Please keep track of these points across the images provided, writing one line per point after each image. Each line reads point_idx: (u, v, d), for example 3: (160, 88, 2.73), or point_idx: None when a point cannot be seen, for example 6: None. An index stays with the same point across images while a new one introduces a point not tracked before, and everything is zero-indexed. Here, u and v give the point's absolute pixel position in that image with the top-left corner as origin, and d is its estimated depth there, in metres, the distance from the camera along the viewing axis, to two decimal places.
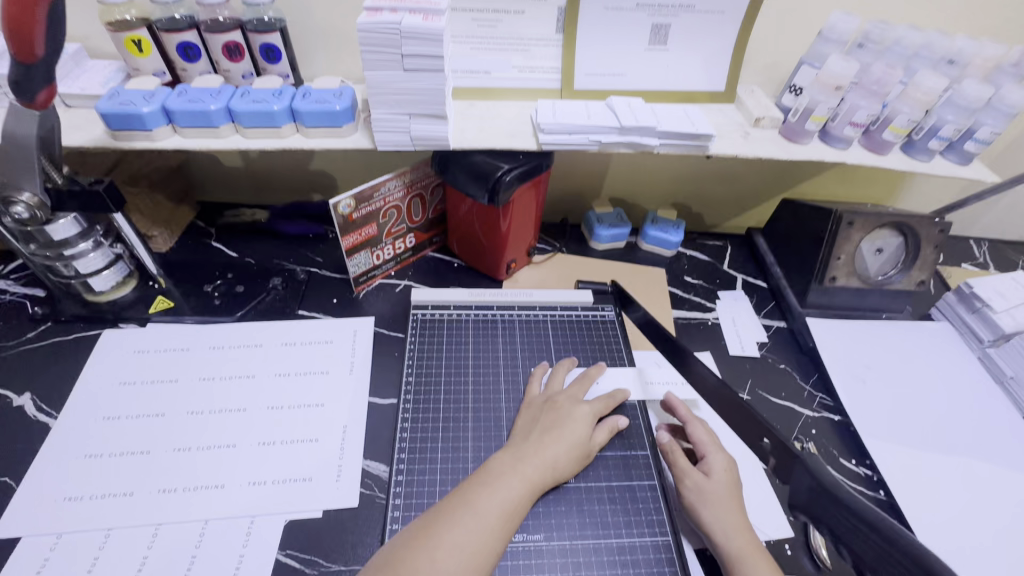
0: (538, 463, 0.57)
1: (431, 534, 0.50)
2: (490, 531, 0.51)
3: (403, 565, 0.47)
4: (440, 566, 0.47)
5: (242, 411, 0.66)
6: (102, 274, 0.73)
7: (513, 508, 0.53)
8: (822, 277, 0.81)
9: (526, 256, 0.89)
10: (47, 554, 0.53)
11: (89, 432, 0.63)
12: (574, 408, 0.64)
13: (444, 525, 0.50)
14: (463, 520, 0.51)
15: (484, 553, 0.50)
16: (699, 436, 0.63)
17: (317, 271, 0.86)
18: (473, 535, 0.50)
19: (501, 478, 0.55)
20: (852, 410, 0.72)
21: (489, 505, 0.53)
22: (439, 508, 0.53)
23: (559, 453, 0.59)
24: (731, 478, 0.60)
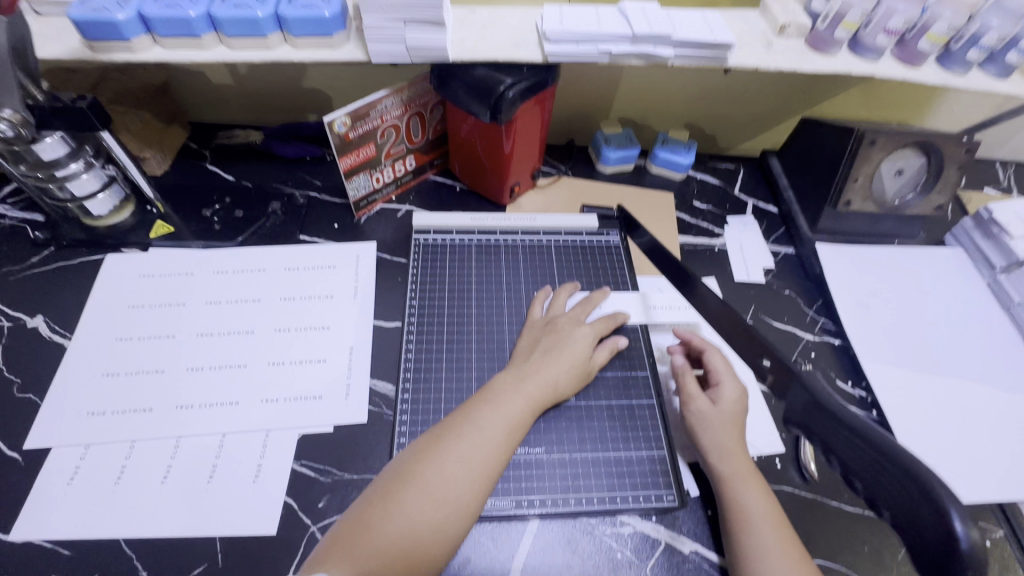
0: (539, 381, 0.59)
1: (440, 447, 0.52)
2: (494, 444, 0.53)
3: (413, 476, 0.50)
4: (448, 474, 0.50)
5: (250, 333, 0.68)
6: (97, 197, 0.72)
7: (515, 423, 0.55)
8: (837, 201, 0.78)
9: (530, 180, 0.86)
10: (79, 463, 0.57)
11: (103, 353, 0.65)
12: (576, 329, 0.64)
13: (451, 438, 0.53)
14: (467, 435, 0.53)
15: (490, 464, 0.52)
16: (714, 364, 0.63)
17: (316, 196, 0.84)
18: (479, 447, 0.53)
19: (505, 395, 0.57)
20: (853, 334, 0.73)
21: (493, 421, 0.55)
22: (446, 423, 0.55)
23: (561, 372, 0.60)
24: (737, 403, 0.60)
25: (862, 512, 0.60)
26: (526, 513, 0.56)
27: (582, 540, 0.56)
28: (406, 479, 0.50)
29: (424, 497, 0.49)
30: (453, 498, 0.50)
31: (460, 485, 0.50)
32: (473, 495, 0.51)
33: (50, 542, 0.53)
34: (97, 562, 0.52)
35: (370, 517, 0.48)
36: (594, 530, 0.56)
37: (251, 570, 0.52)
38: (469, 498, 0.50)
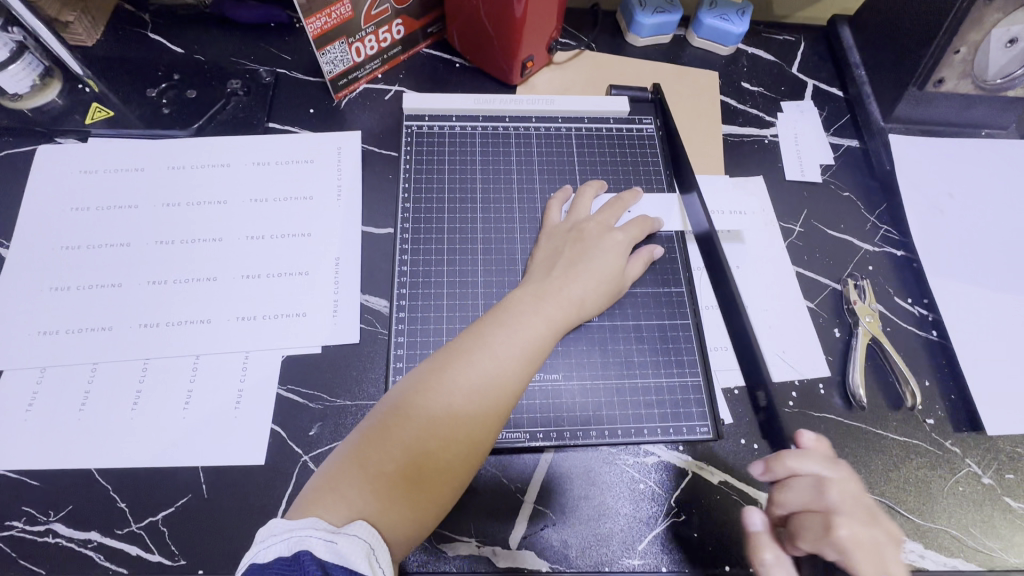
0: (561, 299, 0.50)
1: (448, 375, 0.45)
2: (511, 373, 0.46)
3: (417, 410, 0.43)
4: (458, 406, 0.44)
5: (219, 241, 0.58)
6: (9, 70, 0.59)
7: (535, 349, 0.48)
8: (924, 83, 0.64)
9: (546, 54, 0.70)
10: (36, 389, 0.50)
11: (47, 262, 0.56)
12: (603, 238, 0.55)
13: (460, 365, 0.45)
14: (480, 363, 0.45)
15: (502, 395, 0.45)
16: (794, 498, 0.44)
17: (286, 72, 0.69)
18: (491, 376, 0.45)
19: (522, 317, 0.48)
20: (921, 242, 0.62)
21: (509, 347, 0.46)
22: (454, 348, 0.47)
23: (586, 288, 0.52)
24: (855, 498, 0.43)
25: (909, 441, 0.54)
26: (542, 445, 0.50)
27: (602, 470, 0.51)
28: (409, 411, 0.43)
29: (428, 431, 0.42)
30: (462, 434, 0.43)
31: (470, 418, 0.44)
32: (485, 428, 0.44)
33: (15, 472, 0.48)
34: (71, 494, 0.47)
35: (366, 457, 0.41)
36: (614, 460, 0.51)
37: (240, 501, 0.48)
38: (480, 433, 0.44)
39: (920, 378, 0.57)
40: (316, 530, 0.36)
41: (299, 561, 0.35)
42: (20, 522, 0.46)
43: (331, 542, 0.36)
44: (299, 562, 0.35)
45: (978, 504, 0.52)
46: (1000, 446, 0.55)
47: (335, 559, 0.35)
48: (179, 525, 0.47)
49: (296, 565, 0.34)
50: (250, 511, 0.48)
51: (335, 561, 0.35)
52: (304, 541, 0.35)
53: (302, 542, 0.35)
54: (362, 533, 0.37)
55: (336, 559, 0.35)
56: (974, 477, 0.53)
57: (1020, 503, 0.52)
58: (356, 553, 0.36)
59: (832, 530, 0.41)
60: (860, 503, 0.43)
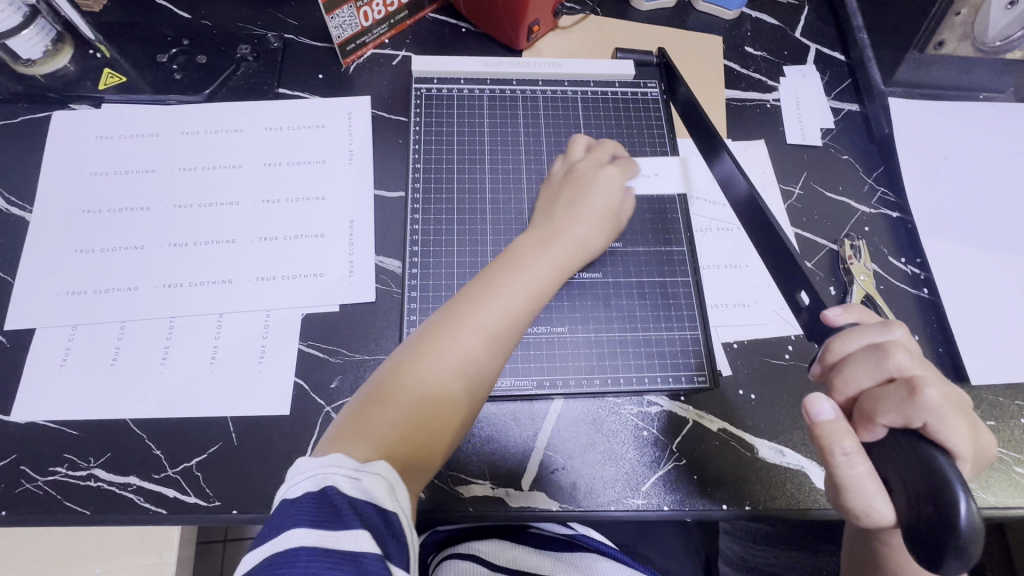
0: (564, 242, 0.52)
1: (460, 318, 0.47)
2: (518, 314, 0.48)
3: (432, 352, 0.46)
4: (472, 348, 0.46)
5: (235, 205, 0.59)
6: (23, 35, 0.60)
7: (540, 290, 0.50)
8: (925, 45, 0.65)
9: (552, 18, 0.70)
10: (69, 345, 0.53)
11: (70, 225, 0.57)
12: (602, 177, 0.56)
13: (472, 310, 0.47)
14: (489, 306, 0.48)
15: (510, 335, 0.48)
16: (849, 373, 0.41)
17: (293, 38, 0.69)
18: (501, 318, 0.48)
19: (527, 262, 0.51)
20: (916, 203, 0.64)
21: (516, 289, 0.49)
22: (465, 294, 0.49)
23: (589, 233, 0.54)
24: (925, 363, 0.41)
25: None
26: (550, 394, 0.53)
27: (607, 418, 0.54)
28: (425, 353, 0.46)
29: (443, 371, 0.45)
30: (474, 370, 0.46)
31: (481, 357, 0.46)
32: (494, 365, 0.47)
33: (54, 422, 0.50)
34: (109, 442, 0.50)
35: (386, 396, 0.44)
36: (619, 409, 0.54)
37: (267, 447, 0.51)
38: (490, 369, 0.47)
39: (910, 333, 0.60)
40: (340, 467, 0.38)
41: (326, 496, 0.37)
42: (63, 468, 0.49)
43: (354, 478, 0.38)
44: (327, 496, 0.37)
45: None
46: (982, 395, 0.58)
47: (360, 495, 0.37)
48: (212, 470, 0.50)
49: (325, 499, 0.37)
50: (277, 457, 0.51)
51: (360, 497, 0.37)
52: (330, 478, 0.38)
53: (329, 478, 0.38)
54: (382, 471, 0.39)
55: (360, 494, 0.37)
56: None
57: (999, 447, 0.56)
58: (377, 489, 0.38)
59: (919, 391, 0.37)
60: (924, 363, 0.41)
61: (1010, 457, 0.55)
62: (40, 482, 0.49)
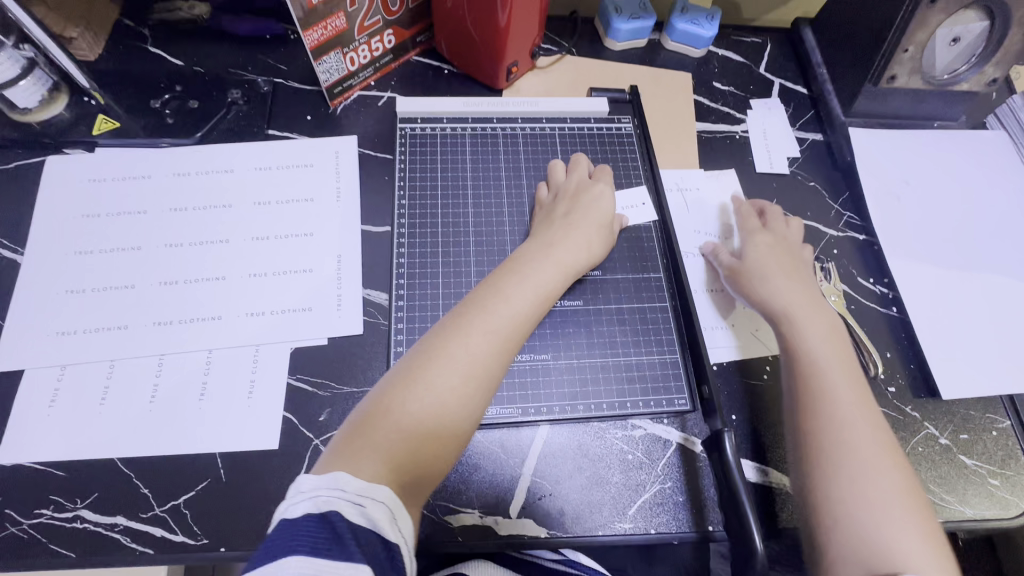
0: (557, 258, 0.55)
1: (461, 330, 0.48)
2: (517, 324, 0.50)
3: (436, 361, 0.47)
4: (477, 358, 0.47)
5: (225, 243, 0.61)
6: (20, 85, 0.62)
7: (537, 302, 0.52)
8: (879, 79, 0.69)
9: (529, 59, 0.74)
10: (57, 385, 0.53)
11: (62, 266, 0.58)
12: (591, 193, 0.61)
13: (473, 322, 0.49)
14: (490, 318, 0.49)
15: (509, 345, 0.49)
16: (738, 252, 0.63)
17: (282, 82, 0.72)
18: (502, 328, 0.49)
19: (523, 276, 0.53)
20: (880, 227, 0.68)
21: (514, 301, 0.51)
22: (466, 307, 0.51)
23: (581, 248, 0.57)
24: (856, 379, 0.53)
25: None
26: (535, 420, 0.54)
27: (592, 443, 0.55)
28: (429, 365, 0.47)
29: (447, 380, 0.46)
30: (478, 380, 0.47)
31: (484, 367, 0.47)
32: (495, 373, 0.48)
33: (41, 464, 0.50)
34: (97, 483, 0.50)
35: (391, 409, 0.44)
36: (604, 434, 0.55)
37: (258, 483, 0.51)
38: (491, 377, 0.48)
39: (882, 351, 0.62)
40: (345, 493, 0.39)
41: (330, 522, 0.38)
42: (48, 511, 0.49)
43: (360, 506, 0.39)
44: (331, 522, 0.38)
45: (935, 462, 0.57)
46: (955, 409, 0.60)
47: (365, 523, 0.38)
48: (199, 509, 0.50)
49: (327, 525, 0.37)
50: (266, 493, 0.51)
51: (365, 525, 0.38)
52: (335, 505, 0.38)
53: (332, 504, 0.38)
54: (386, 498, 0.40)
55: (365, 523, 0.38)
56: (932, 438, 0.58)
57: (973, 459, 0.57)
58: (382, 518, 0.39)
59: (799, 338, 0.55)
60: (851, 372, 0.53)
61: (984, 469, 0.57)
62: (25, 524, 0.48)
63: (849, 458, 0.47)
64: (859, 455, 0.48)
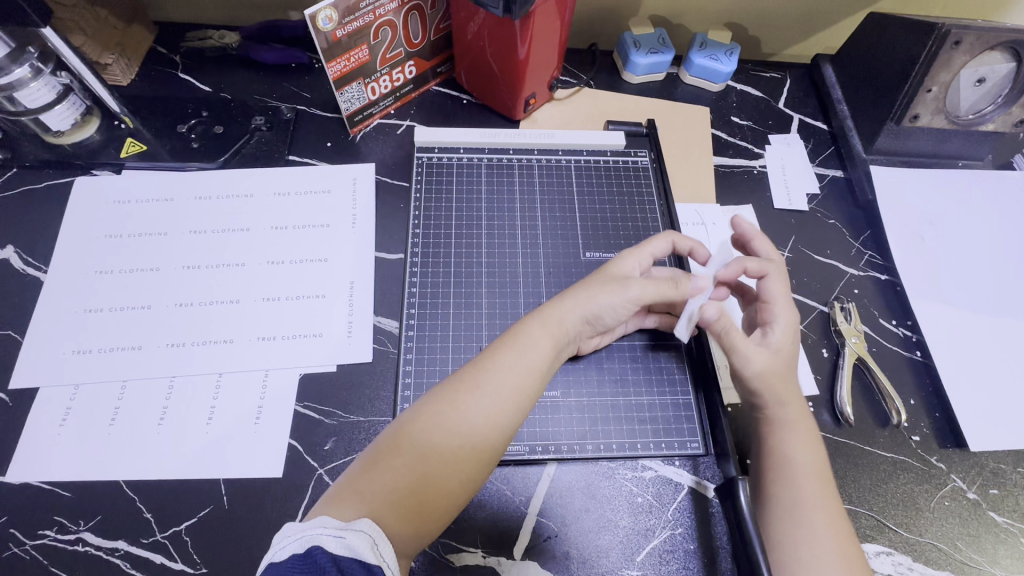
0: (570, 305, 0.52)
1: (466, 384, 0.47)
2: (519, 381, 0.48)
3: (435, 412, 0.46)
4: (477, 416, 0.46)
5: (240, 266, 0.62)
6: (55, 109, 0.63)
7: (541, 355, 0.50)
8: (902, 117, 0.69)
9: (547, 91, 0.75)
10: (69, 403, 0.54)
11: (82, 286, 0.59)
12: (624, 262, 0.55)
13: (476, 376, 0.48)
14: (491, 372, 0.48)
15: (512, 401, 0.47)
16: (770, 293, 0.54)
17: (305, 109, 0.74)
18: (501, 385, 0.47)
19: (531, 329, 0.51)
20: (903, 268, 0.66)
21: (518, 357, 0.49)
22: (473, 362, 0.50)
23: (582, 304, 0.52)
24: (836, 504, 0.46)
25: (894, 456, 0.57)
26: (543, 458, 0.53)
27: (601, 484, 0.53)
28: (426, 415, 0.46)
29: (444, 436, 0.45)
30: (471, 437, 0.45)
31: (484, 422, 0.46)
32: (495, 431, 0.46)
33: (49, 483, 0.51)
34: (102, 505, 0.50)
35: (385, 459, 0.44)
36: (614, 474, 0.54)
37: (259, 514, 0.51)
38: (490, 432, 0.46)
39: (906, 397, 0.60)
40: (327, 528, 0.39)
41: (312, 556, 0.38)
42: (52, 532, 0.49)
43: (341, 537, 0.39)
44: (312, 557, 0.38)
45: (963, 518, 0.54)
46: (983, 461, 0.57)
47: (346, 552, 0.38)
48: (200, 536, 0.50)
49: (310, 559, 0.38)
50: (268, 521, 0.50)
51: (346, 555, 0.38)
52: (316, 539, 0.39)
53: (315, 539, 0.39)
54: (368, 528, 0.40)
55: (347, 553, 0.38)
56: (959, 492, 0.55)
57: (1003, 516, 0.54)
58: (363, 544, 0.39)
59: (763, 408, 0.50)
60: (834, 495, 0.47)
61: (1016, 528, 0.54)
62: (28, 544, 0.48)
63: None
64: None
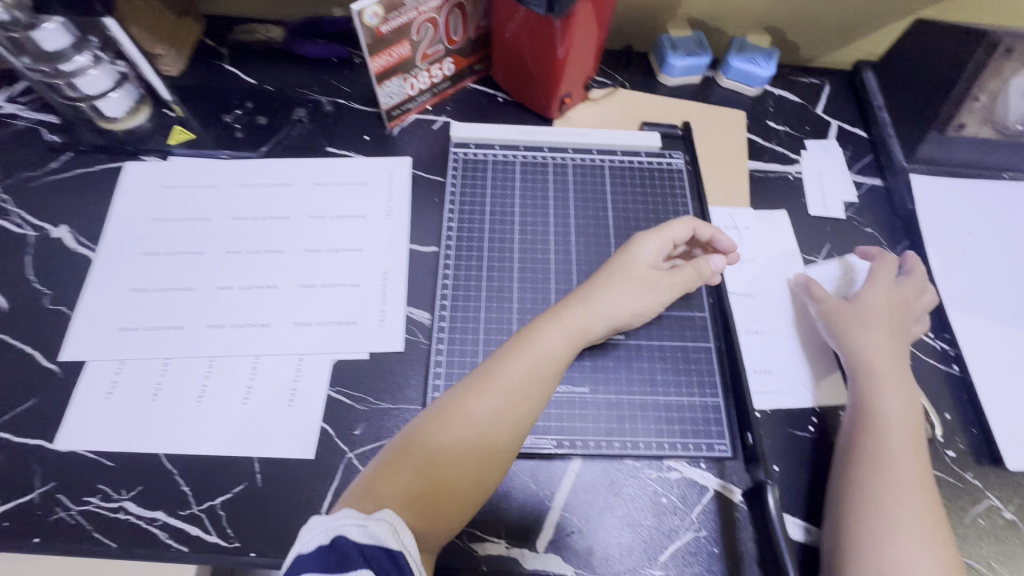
0: (590, 308, 0.52)
1: (481, 386, 0.48)
2: (533, 381, 0.48)
3: (449, 413, 0.47)
4: (489, 415, 0.46)
5: (279, 253, 0.63)
6: (111, 97, 0.66)
7: (552, 353, 0.50)
8: (946, 125, 0.69)
9: (582, 91, 0.75)
10: (115, 377, 0.56)
11: (129, 266, 0.62)
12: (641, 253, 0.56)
13: (493, 378, 0.48)
14: (506, 374, 0.48)
15: (528, 400, 0.48)
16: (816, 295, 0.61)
17: (345, 103, 0.75)
18: (516, 385, 0.48)
19: (544, 331, 0.51)
20: (942, 280, 0.65)
21: (532, 357, 0.49)
22: (485, 363, 0.50)
23: (602, 307, 0.53)
24: (936, 530, 0.46)
25: None
26: (568, 454, 0.54)
27: (625, 481, 0.53)
28: (441, 416, 0.47)
29: (456, 436, 0.46)
30: (485, 436, 0.46)
31: (494, 420, 0.47)
32: (509, 430, 0.47)
33: (94, 453, 0.53)
34: (142, 476, 0.52)
35: (393, 474, 0.45)
36: (639, 473, 0.54)
37: (290, 494, 0.52)
38: (499, 433, 0.47)
39: (941, 412, 0.59)
40: (350, 519, 0.40)
41: (337, 545, 0.39)
42: (96, 499, 0.51)
43: (364, 526, 0.40)
44: (338, 546, 0.39)
45: (998, 538, 0.53)
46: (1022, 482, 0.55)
47: (371, 541, 0.39)
48: (234, 511, 0.51)
49: (335, 549, 0.39)
50: (298, 500, 0.52)
51: (370, 543, 0.39)
52: (340, 529, 0.39)
53: (339, 529, 0.39)
54: (390, 519, 0.41)
55: (371, 541, 0.39)
56: (995, 511, 0.54)
57: None
58: (385, 532, 0.40)
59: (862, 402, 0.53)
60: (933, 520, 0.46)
61: None
62: (74, 509, 0.51)
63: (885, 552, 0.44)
64: (901, 551, 0.44)
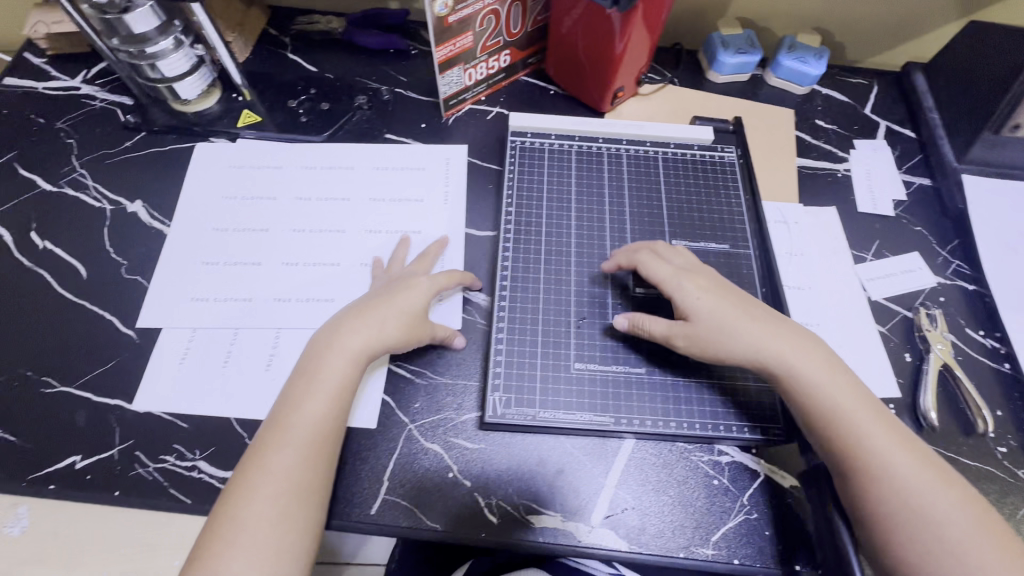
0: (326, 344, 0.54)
1: (276, 428, 0.50)
2: (321, 419, 0.50)
3: (257, 457, 0.48)
4: (285, 460, 0.48)
5: (341, 233, 0.66)
6: (188, 80, 0.69)
7: (342, 387, 0.52)
8: (999, 126, 0.69)
9: (634, 85, 0.77)
10: (188, 344, 0.59)
11: (201, 240, 0.65)
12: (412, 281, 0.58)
13: (286, 418, 0.50)
14: (290, 417, 0.50)
15: (322, 441, 0.50)
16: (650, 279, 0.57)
17: (402, 92, 0.78)
18: (305, 424, 0.50)
19: (315, 364, 0.52)
20: (993, 279, 0.65)
21: (317, 392, 0.51)
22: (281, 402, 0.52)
23: (326, 341, 0.54)
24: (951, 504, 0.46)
25: (980, 465, 0.56)
26: (626, 432, 0.55)
27: (679, 462, 0.55)
28: (251, 464, 0.48)
29: (258, 482, 0.47)
30: (277, 478, 0.47)
31: (292, 465, 0.48)
32: (305, 469, 0.48)
33: (170, 414, 0.55)
34: (214, 438, 0.54)
35: (249, 512, 0.46)
36: (691, 455, 0.55)
37: (352, 461, 0.54)
38: (312, 476, 0.48)
39: (993, 408, 0.59)
40: None
41: None
42: (171, 458, 0.54)
43: None
44: None
45: None
46: None
47: None
48: None
49: None
50: (362, 467, 0.54)
51: None
52: None
53: None
54: None
55: None
56: None
57: None
58: None
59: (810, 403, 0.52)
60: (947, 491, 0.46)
61: None
62: (151, 467, 0.53)
63: (920, 548, 0.44)
64: (924, 550, 0.44)
